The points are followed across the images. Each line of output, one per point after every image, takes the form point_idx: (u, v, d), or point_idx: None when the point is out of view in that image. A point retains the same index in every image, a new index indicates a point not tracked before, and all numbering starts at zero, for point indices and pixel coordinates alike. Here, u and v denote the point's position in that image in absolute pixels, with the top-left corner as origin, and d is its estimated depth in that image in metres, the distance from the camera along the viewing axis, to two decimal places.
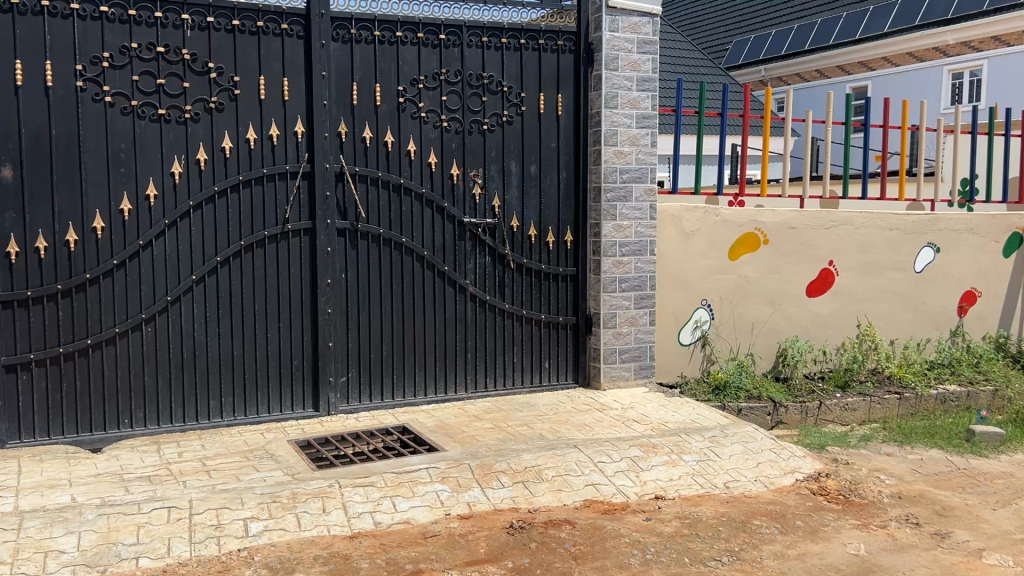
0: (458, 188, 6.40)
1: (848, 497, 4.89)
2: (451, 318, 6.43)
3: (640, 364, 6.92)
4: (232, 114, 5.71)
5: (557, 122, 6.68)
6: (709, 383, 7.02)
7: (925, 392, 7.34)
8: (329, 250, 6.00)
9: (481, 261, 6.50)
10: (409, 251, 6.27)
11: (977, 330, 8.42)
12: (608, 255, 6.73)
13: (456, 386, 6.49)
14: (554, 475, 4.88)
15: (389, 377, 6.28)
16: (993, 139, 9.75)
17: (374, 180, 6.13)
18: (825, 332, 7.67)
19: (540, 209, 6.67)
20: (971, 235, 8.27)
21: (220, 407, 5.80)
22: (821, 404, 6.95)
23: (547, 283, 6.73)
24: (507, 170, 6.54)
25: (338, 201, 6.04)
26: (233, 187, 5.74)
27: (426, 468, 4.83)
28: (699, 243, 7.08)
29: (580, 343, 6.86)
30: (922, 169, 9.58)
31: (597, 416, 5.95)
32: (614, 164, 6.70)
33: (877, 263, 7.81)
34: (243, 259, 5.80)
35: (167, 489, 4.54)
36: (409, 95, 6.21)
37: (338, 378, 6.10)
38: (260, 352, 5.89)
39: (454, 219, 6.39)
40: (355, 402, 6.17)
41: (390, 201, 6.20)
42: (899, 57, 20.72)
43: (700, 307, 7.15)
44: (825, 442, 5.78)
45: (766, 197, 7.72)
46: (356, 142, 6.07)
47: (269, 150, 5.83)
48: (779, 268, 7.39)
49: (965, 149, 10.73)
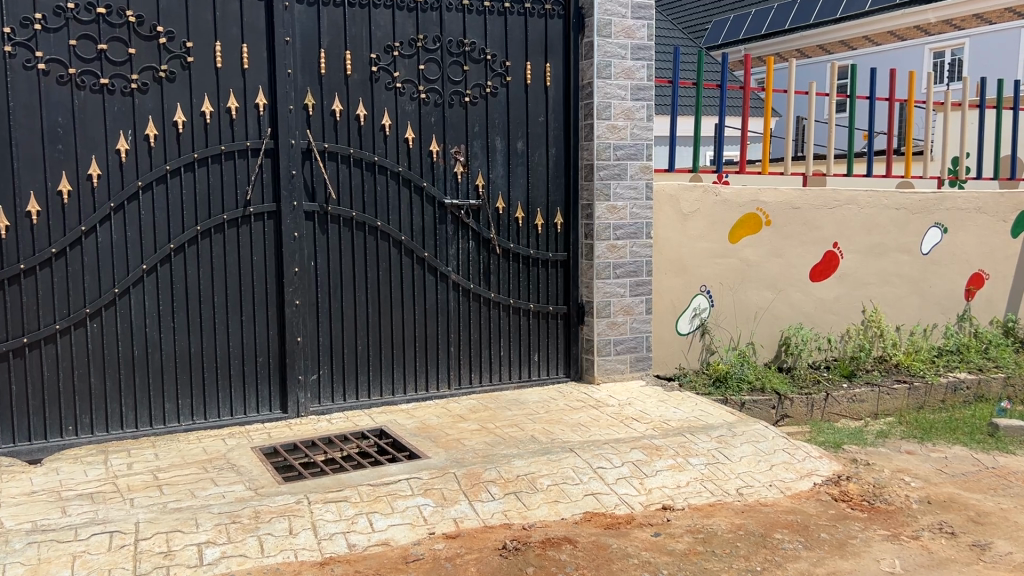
0: (438, 166, 5.85)
1: (873, 503, 4.44)
2: (432, 308, 5.90)
3: (637, 355, 6.43)
4: (184, 84, 5.12)
5: (545, 93, 6.14)
6: (710, 375, 6.56)
7: (935, 381, 6.94)
8: (296, 235, 5.44)
9: (464, 246, 5.96)
10: (385, 237, 5.72)
11: (984, 315, 8.01)
12: (602, 238, 6.21)
13: (438, 383, 5.96)
14: (550, 483, 4.38)
15: (365, 375, 5.74)
16: (999, 114, 9.23)
17: (345, 157, 5.57)
18: (830, 318, 7.22)
19: (528, 189, 6.14)
20: (978, 214, 7.84)
21: (177, 410, 5.24)
22: (827, 396, 6.53)
23: (536, 270, 6.21)
24: (491, 146, 5.99)
25: (306, 181, 5.47)
26: (188, 166, 5.16)
27: (406, 479, 4.32)
28: (697, 226, 6.59)
29: (572, 334, 6.36)
30: (927, 147, 9.04)
31: (592, 415, 5.45)
32: (607, 140, 6.17)
33: (883, 244, 7.37)
34: (201, 246, 5.22)
35: (111, 510, 3.98)
36: (383, 64, 5.63)
37: (308, 376, 5.55)
38: (221, 348, 5.33)
39: (433, 200, 5.85)
40: (327, 402, 5.63)
41: (363, 180, 5.63)
42: (881, 35, 20.42)
43: (699, 294, 6.67)
44: (840, 440, 5.31)
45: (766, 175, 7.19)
46: (325, 115, 5.50)
47: (227, 124, 5.24)
48: (782, 251, 6.92)
49: (959, 125, 10.34)
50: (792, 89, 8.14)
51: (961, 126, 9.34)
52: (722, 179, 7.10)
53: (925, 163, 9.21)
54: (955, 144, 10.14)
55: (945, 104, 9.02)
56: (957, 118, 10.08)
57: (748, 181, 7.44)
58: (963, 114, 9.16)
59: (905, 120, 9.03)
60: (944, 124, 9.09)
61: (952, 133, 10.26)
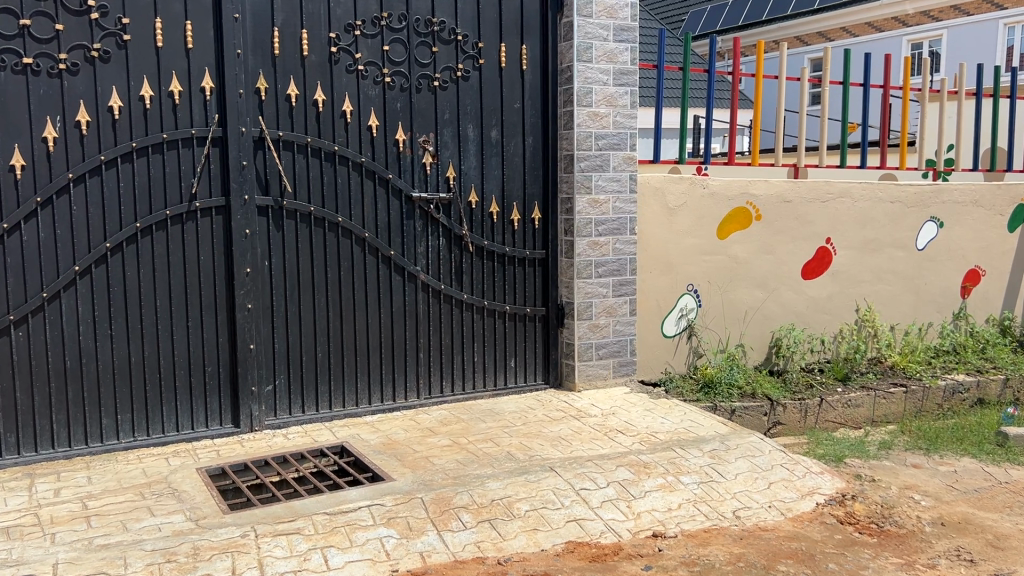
0: (405, 157, 5.37)
1: (881, 526, 4.05)
2: (399, 311, 5.43)
3: (620, 360, 6.00)
4: (120, 65, 4.60)
5: (521, 77, 5.68)
6: (697, 379, 6.16)
7: (933, 384, 6.59)
8: (247, 232, 4.94)
9: (434, 243, 5.50)
10: (346, 234, 5.24)
11: (980, 313, 7.67)
12: (583, 235, 5.77)
13: (407, 392, 5.50)
14: (528, 509, 3.94)
15: (325, 384, 5.26)
16: (997, 104, 8.88)
17: (302, 147, 5.08)
18: (822, 318, 6.84)
19: (502, 181, 5.68)
20: (975, 208, 7.49)
21: (116, 426, 4.74)
22: (822, 401, 6.16)
23: (512, 269, 5.76)
24: (463, 135, 5.53)
25: (258, 173, 4.98)
26: (125, 156, 4.64)
27: (367, 506, 3.86)
28: (684, 220, 6.17)
29: (551, 338, 5.92)
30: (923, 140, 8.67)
31: (574, 427, 5.02)
32: (589, 128, 5.73)
33: (877, 240, 7.00)
34: (141, 245, 4.72)
35: (27, 549, 3.48)
36: (343, 44, 5.14)
37: (262, 387, 5.07)
38: (164, 357, 4.83)
39: (400, 193, 5.37)
40: (283, 415, 5.16)
41: (323, 172, 5.15)
42: (859, 27, 20.30)
43: (687, 294, 6.25)
44: (841, 452, 4.91)
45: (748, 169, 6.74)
46: (280, 100, 5.00)
47: (170, 110, 4.73)
48: (773, 247, 6.53)
49: (953, 115, 9.99)
50: (783, 76, 7.63)
51: (958, 117, 8.93)
52: (702, 172, 6.72)
53: (920, 155, 8.79)
54: (952, 137, 9.74)
55: (941, 92, 8.60)
56: (954, 109, 9.66)
57: (733, 175, 7.00)
58: (960, 104, 8.75)
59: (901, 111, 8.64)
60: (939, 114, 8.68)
61: (949, 125, 9.86)
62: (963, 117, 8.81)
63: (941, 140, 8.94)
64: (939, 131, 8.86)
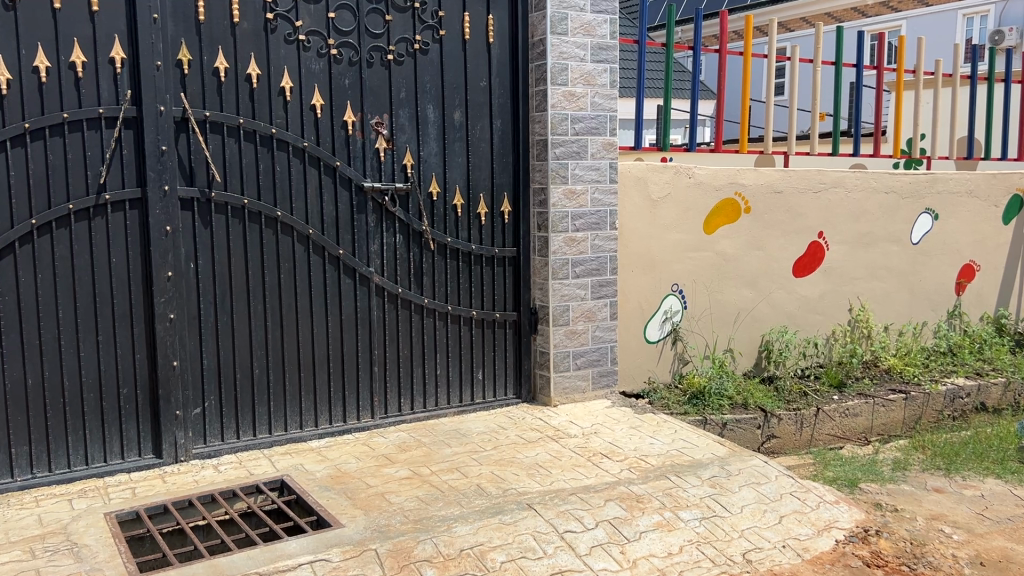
0: (356, 142, 4.67)
1: (914, 569, 3.49)
2: (350, 319, 4.74)
3: (600, 370, 5.38)
4: (7, 29, 3.81)
5: (488, 52, 5.01)
6: (684, 390, 5.56)
7: (934, 390, 6.11)
8: (167, 229, 4.20)
9: (390, 241, 4.81)
10: (287, 230, 4.52)
11: (975, 310, 7.22)
12: (558, 231, 5.13)
13: (360, 411, 4.81)
14: (505, 560, 3.29)
15: (264, 405, 4.56)
16: (993, 89, 8.28)
17: (233, 129, 4.35)
18: (814, 319, 6.31)
19: (467, 170, 5.00)
20: (970, 199, 7.02)
21: (9, 461, 3.98)
22: (818, 412, 5.63)
23: (479, 270, 5.10)
24: (422, 116, 4.84)
25: (180, 160, 4.23)
26: (16, 139, 3.86)
27: (310, 563, 3.17)
28: (668, 213, 5.56)
29: (523, 346, 5.27)
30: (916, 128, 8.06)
31: (552, 452, 4.37)
32: (564, 110, 5.09)
33: (871, 233, 6.48)
34: (38, 246, 3.95)
35: None
36: (281, 9, 4.41)
37: (189, 410, 4.34)
38: (68, 378, 4.07)
39: (350, 182, 4.66)
40: (213, 442, 4.44)
41: (258, 159, 4.42)
42: (819, 18, 20.14)
43: (671, 294, 5.64)
44: (854, 475, 4.34)
45: (706, 160, 6.29)
46: (206, 75, 4.26)
47: (71, 85, 3.95)
48: (763, 243, 5.96)
49: (946, 101, 9.39)
50: (772, 56, 6.96)
51: (954, 102, 8.30)
52: (666, 161, 6.23)
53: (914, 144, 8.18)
54: (944, 125, 9.21)
55: (938, 75, 8.00)
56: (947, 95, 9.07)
57: (704, 162, 6.48)
58: (955, 89, 8.14)
59: (894, 97, 7.99)
60: (934, 99, 8.11)
61: (942, 111, 9.26)
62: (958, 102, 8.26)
63: (935, 128, 8.33)
64: (933, 118, 8.30)
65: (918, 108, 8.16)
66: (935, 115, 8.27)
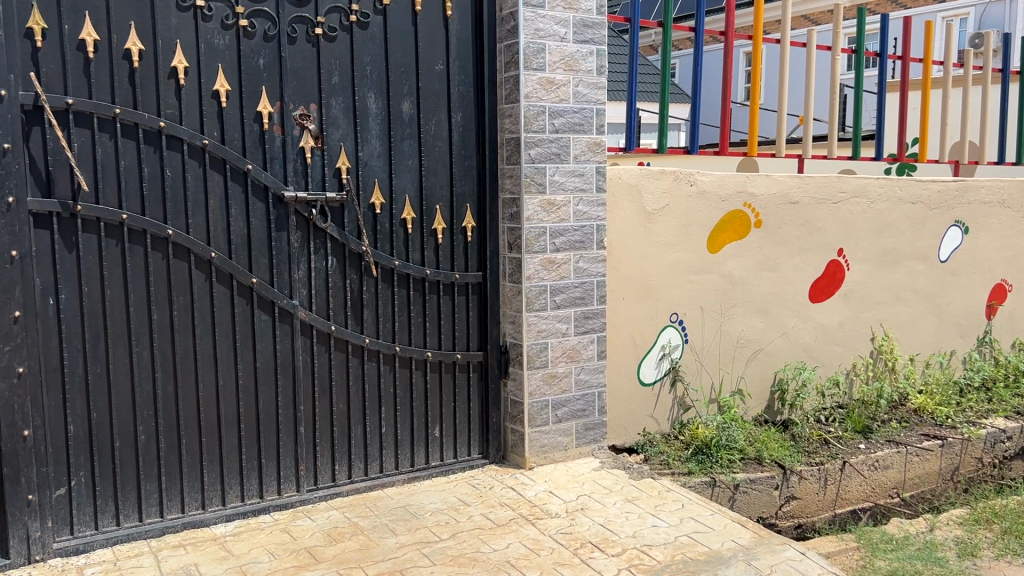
0: (275, 141, 3.64)
1: None
2: (268, 366, 3.70)
3: (584, 423, 4.39)
4: None
5: (445, 29, 4.01)
6: (686, 443, 4.58)
7: (974, 434, 5.21)
8: (14, 255, 3.13)
9: (320, 265, 3.79)
10: (181, 254, 3.48)
11: (1006, 336, 6.36)
12: (533, 251, 4.13)
13: (280, 483, 3.78)
14: None
15: (152, 480, 3.50)
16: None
17: (107, 122, 3.29)
18: (833, 350, 5.38)
19: (419, 176, 4.00)
20: (1002, 209, 6.14)
21: None
22: (844, 465, 4.71)
23: (435, 299, 4.10)
24: (361, 107, 3.83)
25: (33, 162, 3.17)
26: None
27: None
28: (665, 228, 4.59)
29: (489, 394, 4.27)
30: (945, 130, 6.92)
31: (528, 542, 3.37)
32: (540, 100, 4.10)
33: (895, 250, 5.57)
34: None
35: None
36: None
37: (47, 492, 3.27)
38: None
39: (267, 192, 3.63)
40: (83, 532, 3.37)
41: (143, 160, 3.37)
42: (797, 20, 19.48)
43: (669, 326, 4.67)
44: (914, 568, 3.39)
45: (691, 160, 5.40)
46: (68, 48, 3.19)
47: None
48: (775, 263, 5.02)
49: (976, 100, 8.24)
50: (785, 41, 5.71)
51: (986, 101, 7.15)
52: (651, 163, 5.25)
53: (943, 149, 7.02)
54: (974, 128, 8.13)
55: (968, 69, 6.87)
56: (976, 93, 7.94)
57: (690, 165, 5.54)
58: (987, 86, 7.00)
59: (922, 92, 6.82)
60: (963, 99, 7.03)
61: (971, 111, 8.09)
62: (990, 103, 7.20)
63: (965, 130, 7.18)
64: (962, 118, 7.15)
65: (944, 107, 7.03)
66: (965, 115, 7.11)
